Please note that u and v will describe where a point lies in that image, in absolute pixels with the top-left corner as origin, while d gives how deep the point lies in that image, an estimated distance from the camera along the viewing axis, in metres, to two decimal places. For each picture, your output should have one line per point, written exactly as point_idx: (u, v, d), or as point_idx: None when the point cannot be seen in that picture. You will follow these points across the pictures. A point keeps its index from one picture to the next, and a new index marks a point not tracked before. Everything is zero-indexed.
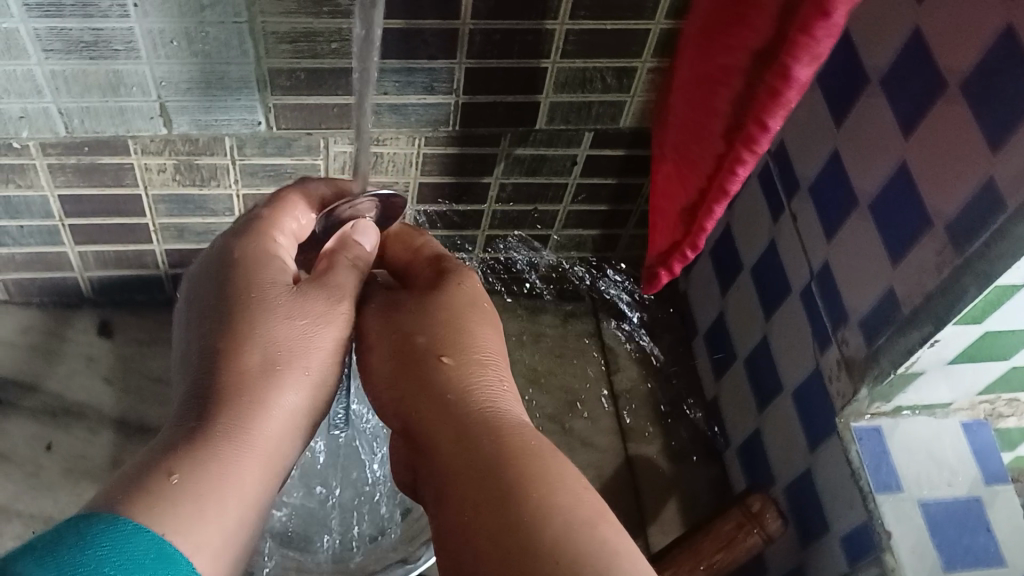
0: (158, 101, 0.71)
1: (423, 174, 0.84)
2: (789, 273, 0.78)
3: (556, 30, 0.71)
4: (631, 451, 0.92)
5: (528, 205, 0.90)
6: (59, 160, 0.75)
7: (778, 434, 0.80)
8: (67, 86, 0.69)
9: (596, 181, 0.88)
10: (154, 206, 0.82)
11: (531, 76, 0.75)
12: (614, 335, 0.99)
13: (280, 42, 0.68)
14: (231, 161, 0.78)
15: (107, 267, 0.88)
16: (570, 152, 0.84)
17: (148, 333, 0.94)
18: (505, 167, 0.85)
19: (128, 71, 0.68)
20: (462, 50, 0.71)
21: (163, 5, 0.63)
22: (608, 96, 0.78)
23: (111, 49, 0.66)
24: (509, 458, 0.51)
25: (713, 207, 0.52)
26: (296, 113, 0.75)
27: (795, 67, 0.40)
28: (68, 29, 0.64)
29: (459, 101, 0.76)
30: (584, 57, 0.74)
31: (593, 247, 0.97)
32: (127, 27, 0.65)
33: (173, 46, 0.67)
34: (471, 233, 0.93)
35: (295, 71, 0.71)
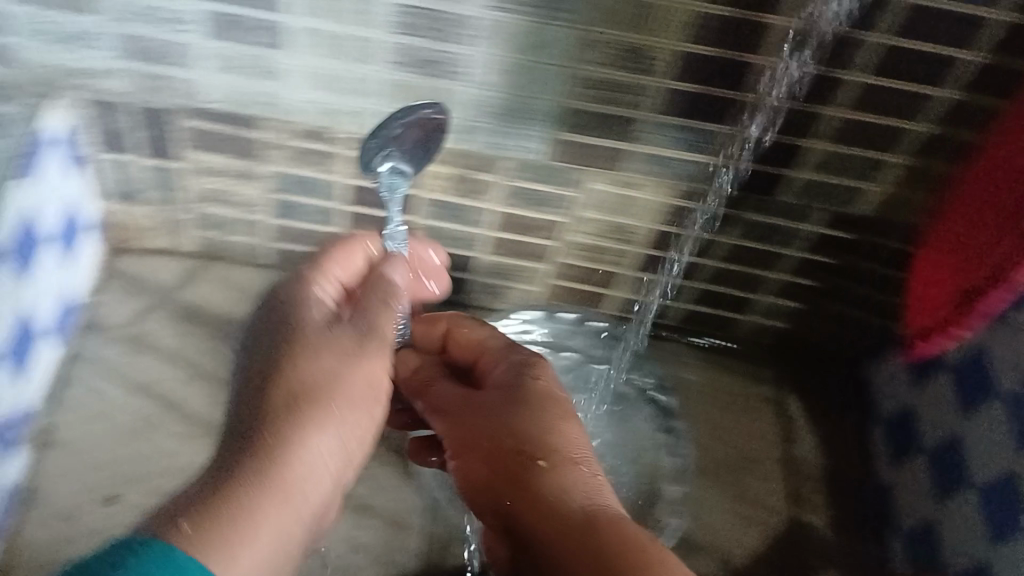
0: (467, 121, 0.81)
1: (661, 221, 0.90)
2: (995, 377, 0.79)
3: (844, 90, 0.75)
4: (799, 518, 0.96)
5: (744, 269, 0.95)
6: (358, 154, 0.86)
7: (956, 528, 0.83)
8: (397, 96, 0.80)
9: (815, 259, 0.92)
10: (421, 209, 0.91)
11: (786, 150, 0.82)
12: (795, 407, 1.05)
13: (588, 86, 0.77)
14: (503, 180, 0.87)
15: None
16: (854, 183, 0.83)
17: None
18: (754, 208, 0.88)
19: (454, 91, 0.79)
20: (732, 117, 0.79)
21: (506, 39, 0.74)
22: (853, 181, 0.83)
23: (450, 69, 0.77)
24: (613, 533, 0.58)
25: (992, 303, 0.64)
26: (574, 150, 0.83)
27: None
28: (421, 48, 0.75)
29: (715, 162, 0.83)
30: (840, 142, 0.80)
31: (790, 321, 1.01)
32: (470, 53, 0.75)
33: (499, 75, 0.77)
34: (683, 284, 0.98)
35: (586, 113, 0.80)
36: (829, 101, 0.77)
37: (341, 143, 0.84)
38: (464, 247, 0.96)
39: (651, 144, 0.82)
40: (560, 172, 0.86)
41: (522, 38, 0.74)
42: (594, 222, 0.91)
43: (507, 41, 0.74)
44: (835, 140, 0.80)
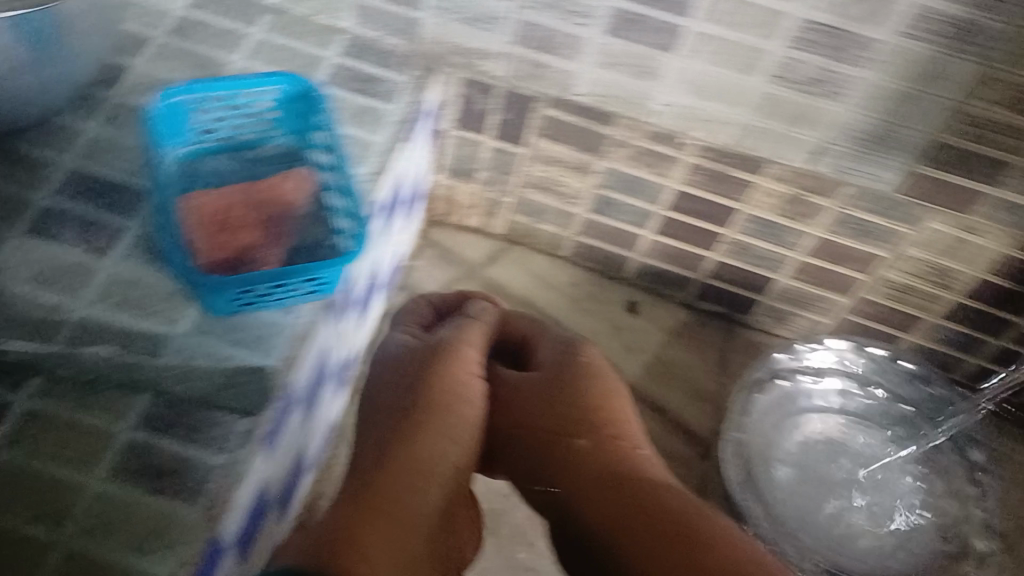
0: (649, 114, 0.85)
1: (811, 198, 0.87)
2: None
3: (979, 79, 0.71)
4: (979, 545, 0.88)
5: (928, 268, 0.90)
6: (558, 138, 0.90)
7: None
8: (578, 82, 0.84)
9: (987, 252, 0.86)
10: (594, 199, 0.97)
11: (946, 119, 0.75)
12: (1008, 440, 1.01)
13: (698, 92, 0.81)
14: (672, 183, 0.91)
15: (506, 209, 1.03)
16: (1004, 164, 0.77)
17: (532, 277, 1.07)
18: (920, 185, 0.82)
19: (629, 92, 0.83)
20: (906, 78, 0.74)
21: (690, 52, 0.77)
22: (1008, 156, 0.76)
23: (636, 70, 0.81)
24: (684, 549, 0.65)
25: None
26: (750, 142, 0.84)
27: None
28: (617, 48, 0.79)
29: (905, 139, 0.78)
30: (1007, 109, 0.73)
31: (957, 343, 0.98)
32: (658, 57, 0.79)
33: (689, 87, 0.81)
34: (860, 280, 0.94)
35: (769, 113, 0.80)
36: (967, 88, 0.72)
37: (488, 129, 0.92)
38: (618, 220, 0.99)
39: (774, 151, 0.84)
40: (704, 181, 0.89)
41: (637, 53, 0.79)
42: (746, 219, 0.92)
43: (624, 56, 0.80)
44: None
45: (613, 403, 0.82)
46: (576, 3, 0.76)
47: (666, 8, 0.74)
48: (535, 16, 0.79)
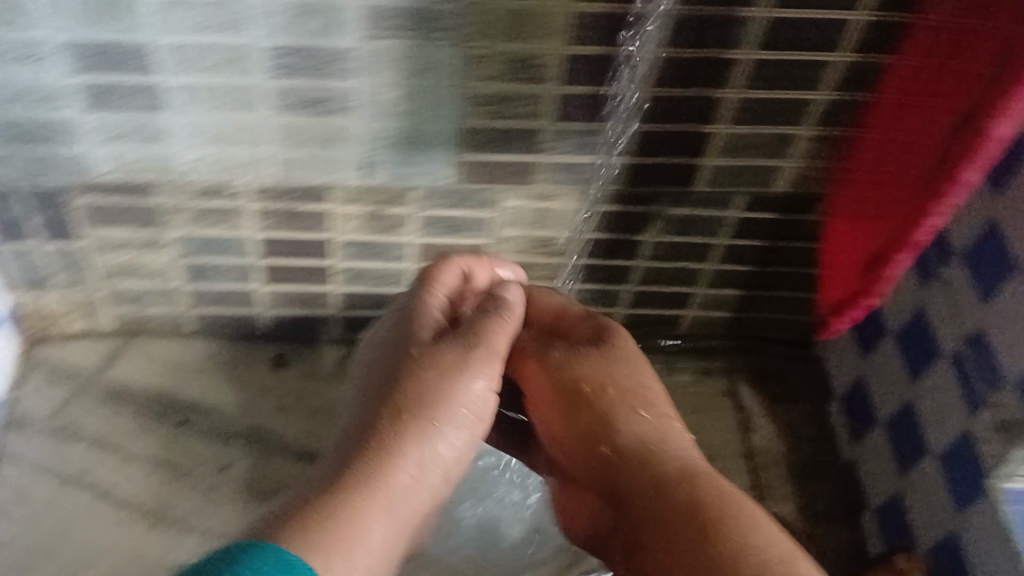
0: (362, 156, 0.79)
1: (594, 200, 0.86)
2: (1002, 363, 0.73)
3: (620, 164, 0.82)
4: (768, 508, 0.95)
5: (686, 240, 0.92)
6: (268, 205, 0.83)
7: (983, 539, 0.76)
8: (287, 139, 0.77)
9: (755, 216, 0.88)
10: (259, 245, 0.88)
11: (704, 104, 0.77)
12: (749, 396, 1.03)
13: (402, 114, 0.75)
14: (414, 212, 0.85)
15: (211, 304, 0.95)
16: (721, 214, 0.89)
17: (233, 344, 0.99)
18: (657, 227, 0.90)
19: (343, 128, 0.76)
20: (646, 78, 0.74)
21: (382, 69, 0.71)
22: (779, 130, 0.79)
23: (332, 107, 0.74)
24: (709, 523, 0.58)
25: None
26: (483, 168, 0.81)
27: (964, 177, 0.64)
28: (298, 89, 0.73)
29: (637, 128, 0.79)
30: (766, 89, 0.75)
31: (732, 306, 1.00)
32: (345, 88, 0.73)
33: (385, 108, 0.74)
34: (626, 263, 0.94)
35: (490, 130, 0.77)
36: (635, 147, 0.81)
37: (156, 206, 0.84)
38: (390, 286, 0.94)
39: (535, 162, 0.81)
40: (422, 222, 0.87)
41: (321, 130, 0.76)
42: (513, 241, 0.90)
43: (294, 128, 0.76)
44: (769, 87, 0.75)
45: (611, 356, 0.74)
46: (312, 53, 0.70)
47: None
48: (268, 111, 0.75)
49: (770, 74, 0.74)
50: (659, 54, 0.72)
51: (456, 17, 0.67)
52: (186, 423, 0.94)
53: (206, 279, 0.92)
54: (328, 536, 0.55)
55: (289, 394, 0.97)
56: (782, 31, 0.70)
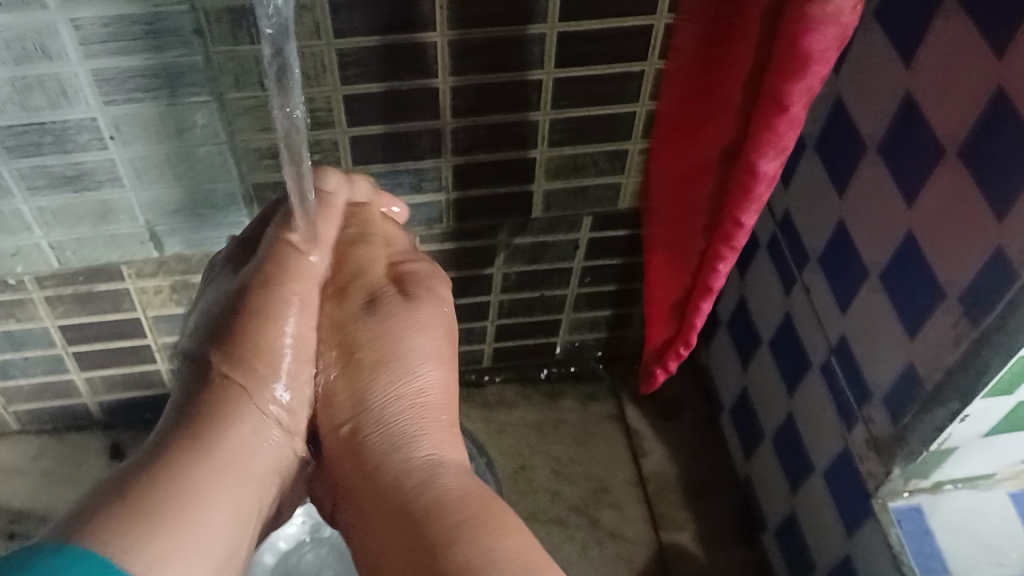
0: (147, 226, 0.70)
1: (425, 241, 0.78)
2: (867, 375, 0.66)
3: (444, 201, 0.75)
4: (664, 540, 0.88)
5: (540, 269, 0.85)
6: (56, 291, 0.74)
7: (874, 565, 0.69)
8: (56, 220, 0.68)
9: (607, 235, 0.82)
10: (63, 335, 0.79)
11: (521, 129, 0.70)
12: (637, 416, 0.97)
13: (175, 174, 0.67)
14: None
15: (29, 400, 0.85)
16: (571, 238, 0.82)
17: (64, 439, 0.90)
18: (505, 259, 0.82)
19: (115, 199, 0.68)
20: (447, 109, 0.67)
21: (141, 133, 0.63)
22: (608, 146, 0.73)
23: (95, 180, 0.66)
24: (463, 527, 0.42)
25: (693, 316, 0.49)
26: None
27: (743, 218, 0.42)
28: (50, 166, 0.64)
29: (451, 163, 0.71)
30: (582, 106, 0.69)
31: (607, 327, 0.94)
32: (106, 158, 0.64)
33: (157, 172, 0.66)
34: (483, 299, 0.87)
35: (282, 183, 0.69)
36: (456, 183, 0.73)
37: None
38: None
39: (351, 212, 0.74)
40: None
41: (88, 206, 0.68)
42: None
43: (55, 209, 0.67)
44: (584, 104, 0.68)
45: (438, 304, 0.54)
46: (46, 127, 0.61)
47: (78, 55, 0.57)
48: (19, 196, 0.66)
49: (580, 88, 0.67)
50: (449, 84, 0.65)
51: (198, 70, 0.60)
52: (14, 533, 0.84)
53: (15, 375, 0.82)
54: (164, 522, 0.40)
55: None
56: (588, 41, 0.63)
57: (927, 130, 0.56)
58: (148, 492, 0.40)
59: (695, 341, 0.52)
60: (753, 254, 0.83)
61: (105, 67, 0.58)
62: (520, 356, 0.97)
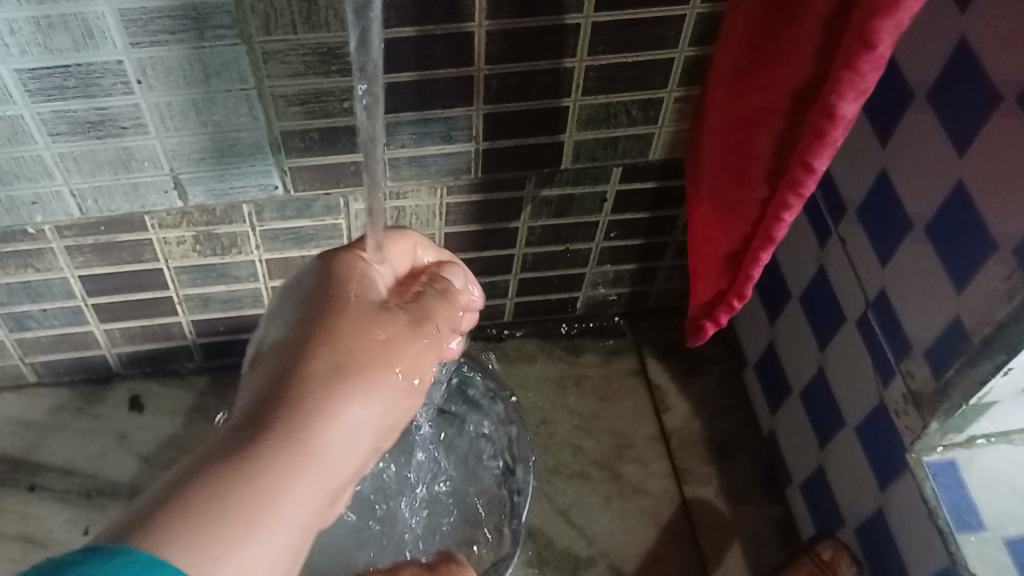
0: (171, 175, 0.68)
1: (453, 192, 0.76)
2: (907, 329, 0.65)
3: (473, 151, 0.73)
4: (688, 495, 0.88)
5: (567, 222, 0.83)
6: (77, 241, 0.72)
7: (908, 520, 0.68)
8: (77, 167, 0.66)
9: (636, 187, 0.80)
10: (82, 286, 0.77)
11: (555, 77, 0.68)
12: (659, 371, 0.96)
13: (200, 121, 0.65)
14: (251, 228, 0.75)
15: (47, 351, 0.84)
16: (598, 190, 0.80)
17: (82, 391, 0.89)
18: (532, 212, 0.81)
19: (138, 146, 0.66)
20: (481, 55, 0.64)
21: (166, 77, 0.61)
22: (642, 95, 0.71)
23: (118, 126, 0.64)
24: None
25: (750, 268, 0.48)
26: (314, 173, 0.71)
27: (814, 163, 0.40)
28: (73, 111, 0.62)
29: (482, 112, 0.69)
30: (618, 53, 0.67)
31: (630, 282, 0.93)
32: (131, 103, 0.62)
33: (181, 117, 0.64)
34: (508, 253, 0.85)
35: (309, 131, 0.67)
36: (486, 132, 0.71)
37: None
38: (242, 307, 0.84)
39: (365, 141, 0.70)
40: (262, 237, 0.76)
41: (110, 153, 0.66)
42: None
43: (76, 155, 0.65)
44: (620, 51, 0.66)
45: None
46: (69, 69, 0.59)
47: None
48: (40, 142, 0.64)
49: (617, 34, 0.65)
50: (484, 28, 0.62)
51: (225, 11, 0.57)
52: (36, 484, 0.84)
53: (34, 327, 0.80)
54: (228, 515, 0.42)
55: (151, 441, 0.87)
56: None
57: (984, 79, 0.55)
58: (211, 482, 0.42)
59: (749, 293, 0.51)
60: None
61: (131, 6, 0.56)
62: (542, 310, 0.95)
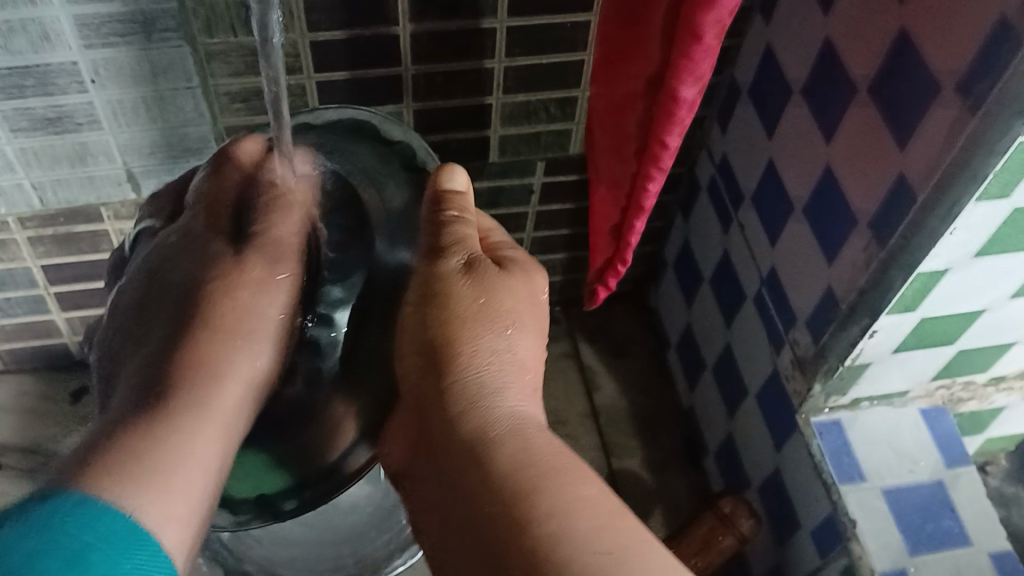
0: (124, 168, 0.75)
1: None
2: (793, 300, 0.73)
3: None
4: (615, 466, 0.95)
5: (498, 212, 0.91)
6: (38, 232, 0.78)
7: (798, 475, 0.76)
8: (37, 161, 0.72)
9: (559, 179, 0.88)
10: (44, 276, 0.83)
11: (477, 77, 0.75)
12: (590, 354, 1.04)
13: (150, 117, 0.71)
14: None
15: (11, 339, 0.89)
16: (524, 182, 0.87)
17: (47, 379, 0.95)
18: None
19: (94, 141, 0.72)
20: (408, 56, 0.71)
21: (118, 76, 0.67)
22: (557, 93, 0.78)
23: (75, 122, 0.70)
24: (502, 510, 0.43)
25: (629, 235, 0.55)
26: None
27: (667, 139, 0.48)
28: (33, 108, 0.68)
29: (411, 109, 0.77)
30: (532, 54, 0.74)
31: (561, 270, 1.00)
32: (86, 101, 0.68)
33: (133, 114, 0.70)
34: None
35: (252, 127, 0.74)
36: (416, 127, 0.78)
37: None
38: None
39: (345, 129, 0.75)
40: None
41: (67, 147, 0.72)
42: None
43: (35, 149, 0.71)
44: (534, 52, 0.74)
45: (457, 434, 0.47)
46: (29, 69, 0.65)
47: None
48: (3, 137, 0.70)
49: (531, 37, 0.72)
50: (409, 31, 0.69)
51: (171, 15, 0.64)
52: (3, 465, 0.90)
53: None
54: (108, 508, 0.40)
55: None
56: None
57: (842, 75, 0.62)
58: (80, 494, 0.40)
59: (631, 258, 0.58)
60: (696, 199, 0.90)
61: (87, 12, 0.62)
62: None
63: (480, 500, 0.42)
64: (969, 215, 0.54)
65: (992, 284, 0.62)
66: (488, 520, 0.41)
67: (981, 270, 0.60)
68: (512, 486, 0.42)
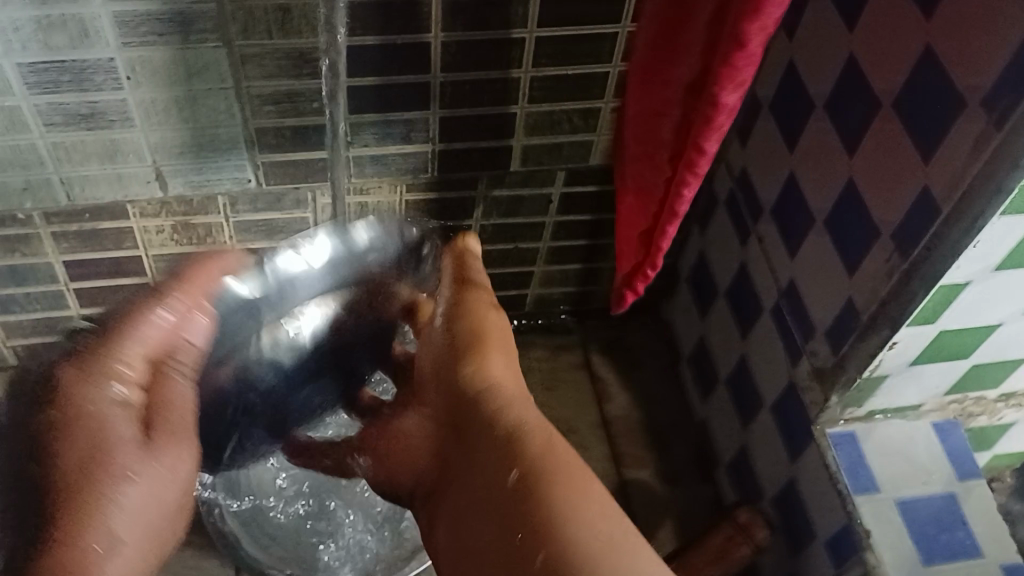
0: (154, 166, 0.75)
1: (413, 188, 0.84)
2: (811, 311, 0.74)
3: (430, 151, 0.81)
4: (625, 476, 0.96)
5: (514, 219, 0.91)
6: (62, 228, 0.79)
7: (813, 487, 0.76)
8: (67, 157, 0.73)
9: (578, 189, 0.89)
10: (66, 271, 0.83)
11: (504, 85, 0.76)
12: (603, 365, 1.04)
13: (180, 117, 0.72)
14: (226, 219, 0.82)
15: (29, 335, 0.90)
16: (545, 192, 0.88)
17: None
18: (482, 210, 0.89)
19: (124, 139, 0.73)
20: (437, 63, 0.72)
21: (154, 75, 0.68)
22: (581, 105, 0.79)
23: (107, 120, 0.71)
24: (519, 492, 0.49)
25: (660, 240, 0.56)
26: (285, 169, 0.78)
27: (705, 144, 0.48)
28: (66, 104, 0.69)
29: (438, 115, 0.77)
30: (559, 64, 0.75)
31: (576, 281, 1.01)
32: (120, 98, 0.69)
33: (165, 114, 0.71)
34: None
35: (281, 129, 0.75)
36: (442, 134, 0.79)
37: None
38: None
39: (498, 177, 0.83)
40: (235, 229, 0.83)
41: (98, 143, 0.72)
42: None
43: (65, 145, 0.72)
44: (561, 64, 0.75)
45: (489, 429, 0.54)
46: (66, 65, 0.66)
47: None
48: (35, 131, 0.70)
49: (558, 47, 0.73)
50: (440, 39, 0.70)
51: (208, 16, 0.65)
52: None
53: (17, 310, 0.87)
54: None
55: None
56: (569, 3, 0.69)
57: (866, 91, 0.64)
58: None
59: (661, 263, 0.59)
60: (713, 212, 0.91)
61: (125, 10, 0.63)
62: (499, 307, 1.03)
63: (511, 473, 0.50)
64: (992, 227, 0.55)
65: (1009, 299, 0.63)
66: (514, 488, 0.49)
67: (1002, 283, 0.61)
68: (537, 470, 0.49)
